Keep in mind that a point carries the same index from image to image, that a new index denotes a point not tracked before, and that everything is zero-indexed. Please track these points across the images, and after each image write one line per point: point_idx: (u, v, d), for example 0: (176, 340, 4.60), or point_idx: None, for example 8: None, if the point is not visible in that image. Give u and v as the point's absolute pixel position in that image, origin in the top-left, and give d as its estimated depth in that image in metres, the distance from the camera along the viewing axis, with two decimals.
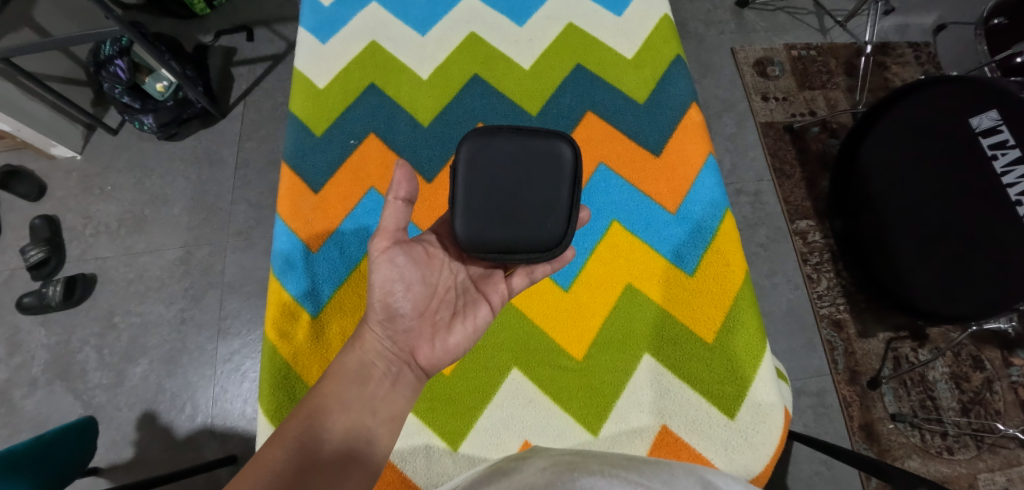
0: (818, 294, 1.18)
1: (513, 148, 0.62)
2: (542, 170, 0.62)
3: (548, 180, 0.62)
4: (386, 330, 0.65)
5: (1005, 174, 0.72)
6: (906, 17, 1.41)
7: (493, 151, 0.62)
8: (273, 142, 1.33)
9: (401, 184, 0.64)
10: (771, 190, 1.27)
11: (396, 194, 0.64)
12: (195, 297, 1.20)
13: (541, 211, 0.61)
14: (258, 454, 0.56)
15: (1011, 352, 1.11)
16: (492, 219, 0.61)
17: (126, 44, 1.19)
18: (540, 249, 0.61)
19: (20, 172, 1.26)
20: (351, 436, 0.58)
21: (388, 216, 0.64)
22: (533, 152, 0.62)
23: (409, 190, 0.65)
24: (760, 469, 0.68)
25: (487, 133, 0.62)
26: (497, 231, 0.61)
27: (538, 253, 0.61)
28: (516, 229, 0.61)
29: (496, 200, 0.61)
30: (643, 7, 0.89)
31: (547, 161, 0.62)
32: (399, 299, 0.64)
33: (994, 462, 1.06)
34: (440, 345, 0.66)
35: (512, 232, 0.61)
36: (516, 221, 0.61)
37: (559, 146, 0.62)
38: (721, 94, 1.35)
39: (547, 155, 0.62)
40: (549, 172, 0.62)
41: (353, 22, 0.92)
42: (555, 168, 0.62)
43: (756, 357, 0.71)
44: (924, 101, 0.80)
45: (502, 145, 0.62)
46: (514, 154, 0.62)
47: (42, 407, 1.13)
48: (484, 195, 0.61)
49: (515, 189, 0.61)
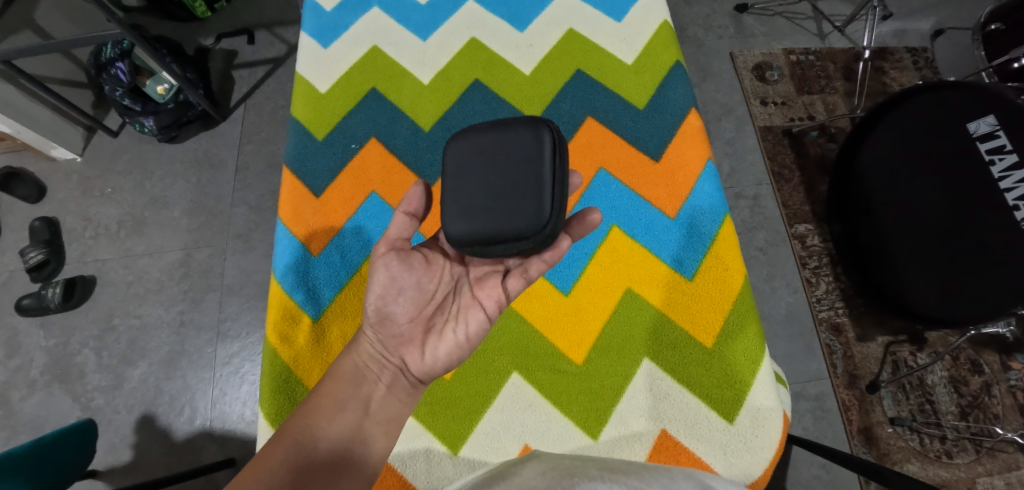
0: (818, 298, 1.18)
1: (496, 141, 0.62)
2: (522, 157, 0.60)
3: (530, 164, 0.60)
4: (378, 334, 0.65)
5: (1003, 178, 0.72)
6: (904, 22, 1.41)
7: (475, 147, 0.63)
8: (273, 144, 1.33)
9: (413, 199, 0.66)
10: (770, 194, 1.27)
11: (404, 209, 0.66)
12: (195, 299, 1.20)
13: (523, 198, 0.59)
14: (259, 455, 0.56)
15: (1010, 356, 1.11)
16: (477, 212, 0.60)
17: (127, 47, 1.20)
18: (523, 237, 0.58)
19: (20, 173, 1.26)
20: (350, 436, 0.59)
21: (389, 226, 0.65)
22: (513, 142, 0.61)
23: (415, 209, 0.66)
24: (760, 474, 0.68)
25: (470, 132, 0.64)
26: (482, 222, 0.60)
27: (522, 241, 0.58)
28: (498, 219, 0.59)
29: (479, 192, 0.61)
30: (644, 13, 0.89)
31: (526, 147, 0.60)
32: (393, 306, 0.64)
33: (993, 466, 1.06)
34: (430, 353, 0.64)
35: (495, 222, 0.59)
36: (498, 210, 0.60)
37: (538, 131, 0.60)
38: (721, 98, 1.36)
39: (527, 141, 0.60)
40: (529, 157, 0.60)
41: (354, 27, 0.92)
42: (534, 153, 0.60)
43: (755, 362, 0.71)
44: (921, 105, 0.80)
45: (485, 140, 0.62)
46: (496, 145, 0.62)
47: (41, 410, 1.12)
48: (469, 190, 0.61)
49: (498, 179, 0.61)
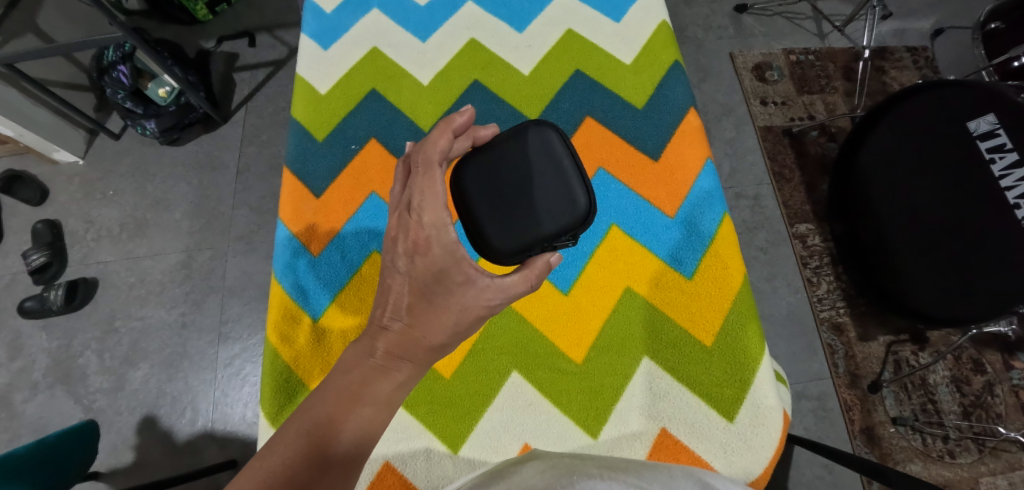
0: (818, 298, 1.18)
1: (552, 165, 0.62)
2: (537, 161, 0.63)
3: (518, 156, 0.63)
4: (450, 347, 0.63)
5: (1004, 177, 0.71)
6: (904, 21, 1.41)
7: (565, 187, 0.61)
8: (273, 147, 1.34)
9: (534, 265, 0.60)
10: (770, 193, 1.27)
11: (527, 288, 0.60)
12: (196, 301, 1.21)
13: (548, 237, 0.61)
14: (256, 456, 0.52)
15: (1012, 355, 1.11)
16: (494, 220, 0.62)
17: (128, 50, 1.22)
18: (477, 193, 0.63)
19: (22, 176, 1.27)
20: (366, 436, 0.55)
21: (510, 289, 0.59)
22: (536, 155, 0.63)
23: (535, 285, 0.60)
24: (760, 472, 0.68)
25: (576, 177, 0.62)
26: (500, 221, 0.62)
27: (471, 195, 0.63)
28: (499, 209, 0.62)
29: (520, 206, 0.62)
30: (643, 12, 0.89)
31: (541, 152, 0.63)
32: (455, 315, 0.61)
33: (996, 466, 1.05)
34: None
35: (496, 210, 0.62)
36: (507, 209, 0.62)
37: (546, 134, 0.63)
38: (721, 98, 1.36)
39: (543, 147, 0.63)
40: (561, 195, 0.61)
41: (353, 29, 0.93)
42: (567, 196, 0.61)
43: (755, 360, 0.71)
44: (923, 104, 0.80)
45: (556, 170, 0.62)
46: (549, 167, 0.62)
47: (43, 412, 1.13)
48: (530, 218, 0.61)
49: (521, 192, 0.62)
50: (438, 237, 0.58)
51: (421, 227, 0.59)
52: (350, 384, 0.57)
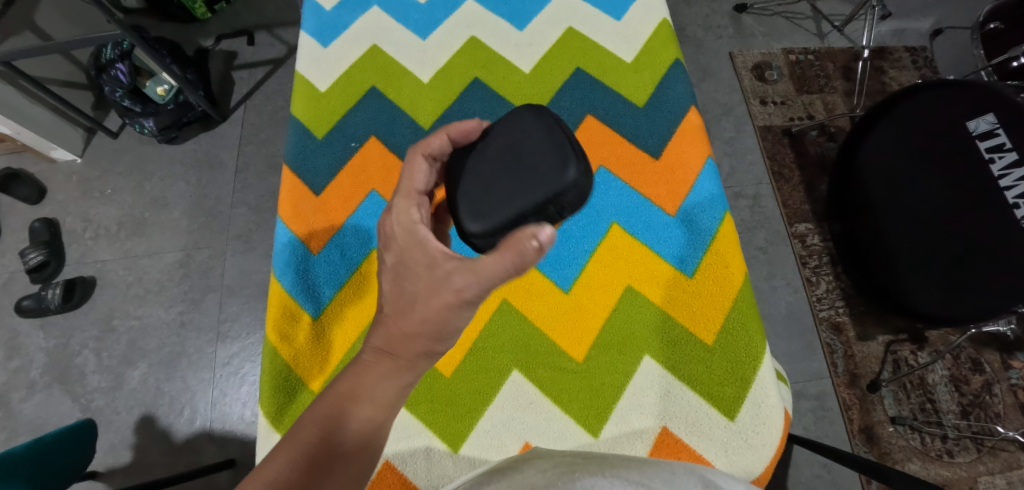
0: (818, 297, 1.18)
1: (535, 142, 0.60)
2: (520, 141, 0.61)
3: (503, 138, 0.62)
4: None
5: (1004, 176, 0.70)
6: (903, 22, 1.41)
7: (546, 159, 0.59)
8: (273, 145, 1.33)
9: (513, 243, 0.51)
10: (770, 193, 1.27)
11: (501, 268, 0.52)
12: (195, 299, 1.20)
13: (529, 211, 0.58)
14: (260, 462, 0.53)
15: (1011, 355, 1.11)
16: (473, 207, 0.60)
17: (126, 48, 1.20)
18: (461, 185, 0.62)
19: (20, 175, 1.27)
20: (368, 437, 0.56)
21: (481, 270, 0.53)
22: (522, 136, 0.61)
23: (516, 266, 0.52)
24: (760, 471, 0.68)
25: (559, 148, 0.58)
26: (482, 204, 0.60)
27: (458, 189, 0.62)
28: (480, 194, 0.60)
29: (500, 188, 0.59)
30: (643, 10, 0.89)
31: (525, 133, 0.61)
32: None
33: (994, 465, 1.05)
34: None
35: (478, 196, 0.60)
36: (488, 192, 0.60)
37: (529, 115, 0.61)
38: (720, 98, 1.36)
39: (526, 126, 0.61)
40: (545, 170, 0.58)
41: (354, 26, 0.92)
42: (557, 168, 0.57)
43: (756, 359, 0.71)
44: (921, 103, 0.80)
45: (539, 146, 0.59)
46: (531, 142, 0.60)
47: (41, 411, 1.12)
48: (512, 198, 0.59)
49: (503, 172, 0.60)
50: (399, 222, 0.59)
51: (390, 214, 0.60)
52: (347, 382, 0.58)
